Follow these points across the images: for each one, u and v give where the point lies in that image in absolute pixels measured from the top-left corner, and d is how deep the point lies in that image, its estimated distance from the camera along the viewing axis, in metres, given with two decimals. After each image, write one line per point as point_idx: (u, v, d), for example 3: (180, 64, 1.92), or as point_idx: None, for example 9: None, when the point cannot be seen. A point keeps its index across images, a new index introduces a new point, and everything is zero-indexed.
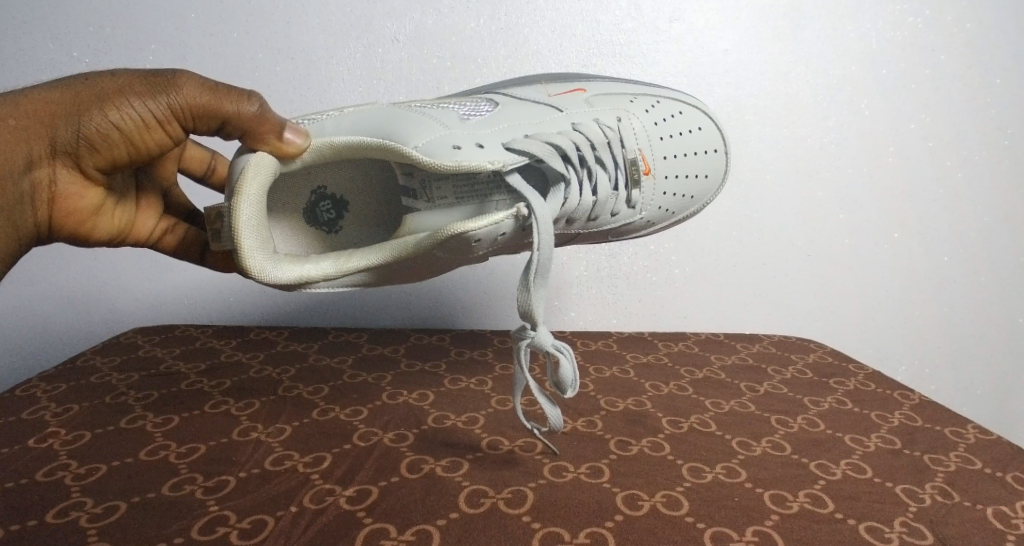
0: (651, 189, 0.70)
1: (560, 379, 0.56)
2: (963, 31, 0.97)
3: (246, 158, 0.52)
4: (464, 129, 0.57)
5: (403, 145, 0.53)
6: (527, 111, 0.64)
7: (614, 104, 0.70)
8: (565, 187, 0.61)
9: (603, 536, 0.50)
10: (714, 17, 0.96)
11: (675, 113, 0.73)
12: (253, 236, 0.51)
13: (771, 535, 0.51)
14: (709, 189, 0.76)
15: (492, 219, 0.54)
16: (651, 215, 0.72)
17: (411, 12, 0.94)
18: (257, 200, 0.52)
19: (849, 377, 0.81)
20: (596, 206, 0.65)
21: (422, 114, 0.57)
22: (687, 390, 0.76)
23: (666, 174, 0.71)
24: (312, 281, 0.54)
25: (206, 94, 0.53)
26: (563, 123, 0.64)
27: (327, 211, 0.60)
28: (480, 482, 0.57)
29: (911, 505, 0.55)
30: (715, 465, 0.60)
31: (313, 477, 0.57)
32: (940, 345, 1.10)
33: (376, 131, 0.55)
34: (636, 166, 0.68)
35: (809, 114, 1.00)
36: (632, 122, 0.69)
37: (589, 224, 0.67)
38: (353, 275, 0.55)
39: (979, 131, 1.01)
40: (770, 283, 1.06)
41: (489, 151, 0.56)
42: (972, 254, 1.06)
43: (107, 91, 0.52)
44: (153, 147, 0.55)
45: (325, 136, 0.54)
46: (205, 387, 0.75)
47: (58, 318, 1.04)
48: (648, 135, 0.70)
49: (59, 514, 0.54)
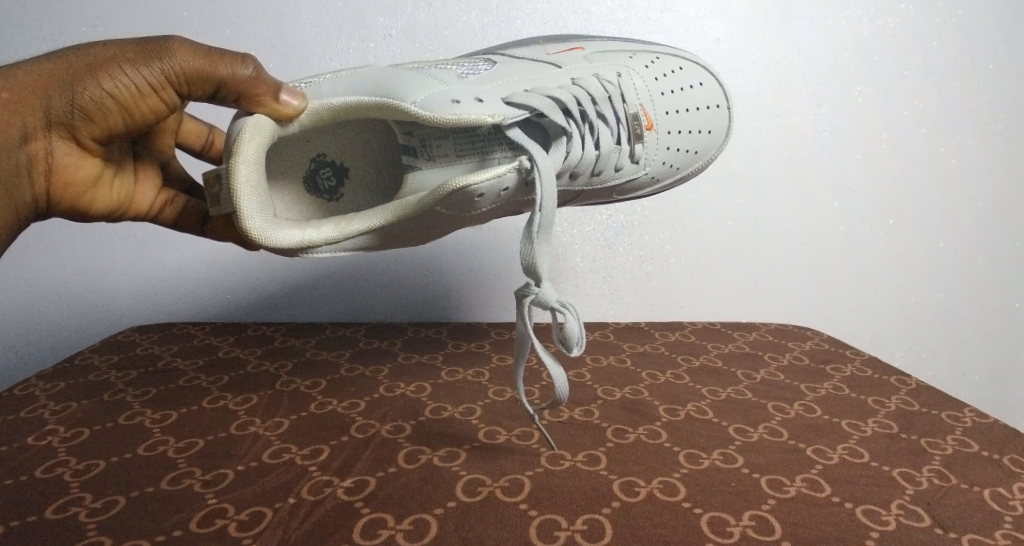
0: (654, 144, 0.70)
1: (566, 337, 0.56)
2: (955, 17, 0.97)
3: (244, 120, 0.52)
4: (462, 86, 0.57)
5: (402, 101, 0.53)
6: (526, 68, 0.64)
7: (614, 60, 0.70)
8: (567, 141, 0.61)
9: (600, 523, 0.50)
10: (706, 7, 0.96)
11: (675, 68, 0.73)
12: (253, 201, 0.51)
13: (768, 518, 0.51)
14: (711, 143, 0.75)
15: (494, 172, 0.54)
16: (656, 171, 0.72)
17: (404, 8, 0.94)
18: (256, 162, 0.52)
19: (845, 363, 0.81)
20: (600, 160, 0.65)
21: (421, 73, 0.57)
22: (684, 378, 0.76)
23: (670, 129, 0.71)
24: (314, 246, 0.54)
25: (199, 58, 0.53)
26: (563, 79, 0.64)
27: (327, 179, 0.61)
28: (477, 471, 0.57)
29: (908, 488, 0.55)
30: (712, 451, 0.60)
31: (310, 469, 0.57)
32: (936, 328, 1.10)
33: (374, 89, 0.55)
34: (638, 121, 0.68)
35: (802, 102, 1.00)
36: (633, 78, 0.69)
37: (593, 179, 0.67)
38: (355, 238, 0.55)
39: (973, 116, 1.01)
40: (767, 272, 1.07)
41: (488, 105, 0.57)
42: (969, 237, 1.06)
43: (99, 59, 0.52)
44: (149, 114, 0.55)
45: (323, 98, 0.54)
46: (203, 383, 0.76)
47: (47, 301, 1.04)
48: (649, 91, 0.69)
49: (59, 509, 0.54)
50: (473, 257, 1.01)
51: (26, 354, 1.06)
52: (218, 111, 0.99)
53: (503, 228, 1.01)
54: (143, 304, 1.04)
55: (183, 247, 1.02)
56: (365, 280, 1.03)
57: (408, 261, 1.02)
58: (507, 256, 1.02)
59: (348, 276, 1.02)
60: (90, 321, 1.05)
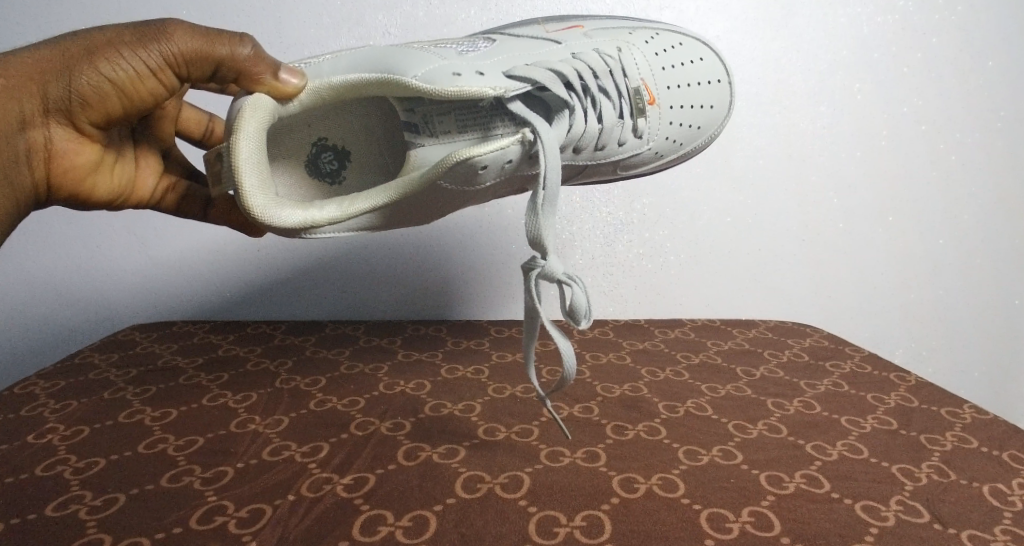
0: (657, 118, 0.70)
1: (574, 309, 0.55)
2: (954, 14, 0.97)
3: (244, 99, 0.52)
4: (463, 60, 0.57)
5: (403, 76, 0.53)
6: (527, 44, 0.63)
7: (614, 36, 0.70)
8: (569, 114, 0.61)
9: (599, 520, 0.50)
10: (704, 4, 0.96)
11: (676, 44, 0.73)
12: (255, 178, 0.51)
13: (768, 515, 0.51)
14: (714, 121, 0.75)
15: (497, 144, 0.54)
16: (659, 146, 0.72)
17: (401, 5, 0.94)
18: (256, 139, 0.52)
19: (845, 360, 0.81)
20: (603, 134, 0.65)
21: (422, 50, 0.57)
22: (683, 375, 0.76)
23: (671, 105, 0.71)
24: (318, 226, 0.54)
25: (197, 39, 0.53)
26: (564, 54, 0.64)
27: (329, 163, 0.61)
28: (477, 467, 0.57)
29: (907, 484, 0.55)
30: (711, 448, 0.60)
31: (310, 466, 0.58)
32: (934, 323, 1.10)
33: (373, 65, 0.54)
34: (640, 95, 0.67)
35: (802, 99, 1.00)
36: (634, 53, 0.69)
37: (596, 153, 0.67)
38: (359, 217, 0.54)
39: (974, 113, 1.01)
40: (765, 268, 1.07)
41: (490, 78, 0.56)
42: (969, 231, 1.06)
43: (97, 44, 0.52)
44: (148, 98, 0.55)
45: (322, 77, 0.54)
46: (203, 381, 0.76)
47: (48, 293, 1.04)
48: (650, 66, 0.69)
49: (59, 507, 0.54)
50: (471, 254, 1.01)
51: (29, 349, 1.06)
52: (217, 108, 0.99)
53: (502, 225, 1.01)
54: (143, 297, 1.04)
55: (182, 234, 1.02)
56: (365, 271, 1.02)
57: (409, 251, 1.02)
58: (505, 253, 1.02)
59: (348, 270, 1.02)
60: (93, 315, 1.05)
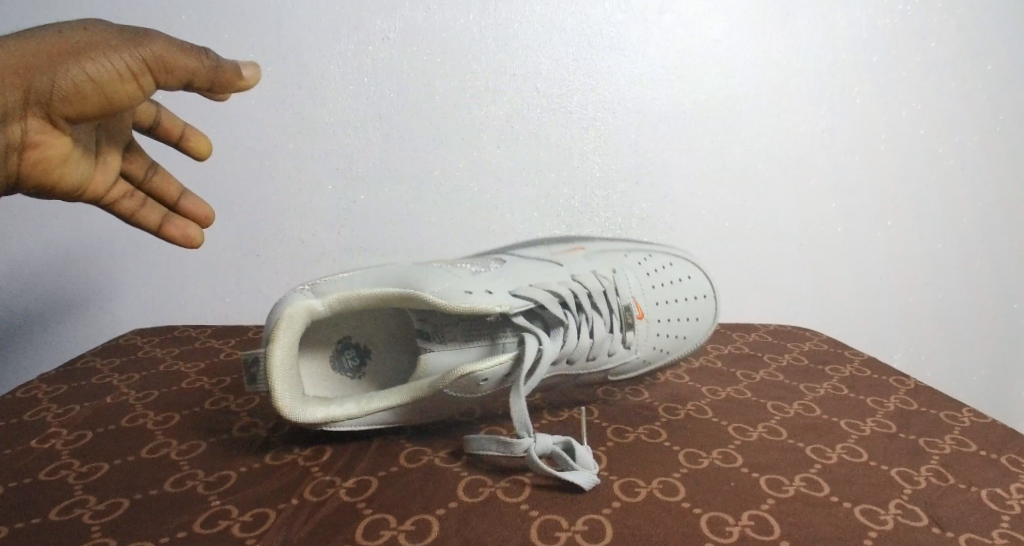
0: (646, 332, 0.73)
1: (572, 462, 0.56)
2: (953, 16, 0.98)
3: (282, 308, 0.57)
4: (475, 280, 0.63)
5: (422, 291, 0.59)
6: (532, 267, 0.69)
7: (609, 259, 0.76)
8: (564, 330, 0.65)
9: (601, 524, 0.51)
10: (702, 6, 0.97)
11: (664, 265, 0.79)
12: (285, 333, 0.56)
13: (768, 518, 0.51)
14: (704, 309, 0.80)
15: (495, 362, 0.61)
16: (648, 354, 0.73)
17: (402, 11, 0.96)
18: (289, 333, 0.56)
19: (845, 363, 0.81)
20: (595, 347, 0.68)
21: (439, 268, 0.63)
22: (683, 379, 0.76)
23: (659, 317, 0.74)
24: (335, 420, 0.59)
25: (185, 51, 0.52)
26: (563, 275, 0.70)
27: (350, 359, 0.64)
28: (479, 472, 0.57)
29: (906, 487, 0.56)
30: (711, 451, 0.60)
31: (313, 471, 0.58)
32: (933, 326, 1.10)
33: (397, 281, 0.60)
34: (629, 311, 0.72)
35: (803, 101, 1.00)
36: (625, 275, 0.74)
37: (589, 364, 0.69)
38: (372, 414, 0.60)
39: (973, 116, 1.02)
40: (765, 271, 1.07)
41: (497, 295, 0.63)
42: (969, 235, 1.06)
43: (84, 43, 0.49)
44: (125, 102, 0.52)
45: (350, 286, 0.59)
46: (205, 385, 0.76)
47: (53, 278, 1.05)
48: (639, 287, 0.75)
49: (63, 511, 0.54)
50: None
51: (30, 335, 1.07)
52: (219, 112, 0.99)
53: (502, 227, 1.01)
54: (146, 286, 1.06)
55: None
56: None
57: None
58: None
59: None
60: (96, 302, 1.07)
